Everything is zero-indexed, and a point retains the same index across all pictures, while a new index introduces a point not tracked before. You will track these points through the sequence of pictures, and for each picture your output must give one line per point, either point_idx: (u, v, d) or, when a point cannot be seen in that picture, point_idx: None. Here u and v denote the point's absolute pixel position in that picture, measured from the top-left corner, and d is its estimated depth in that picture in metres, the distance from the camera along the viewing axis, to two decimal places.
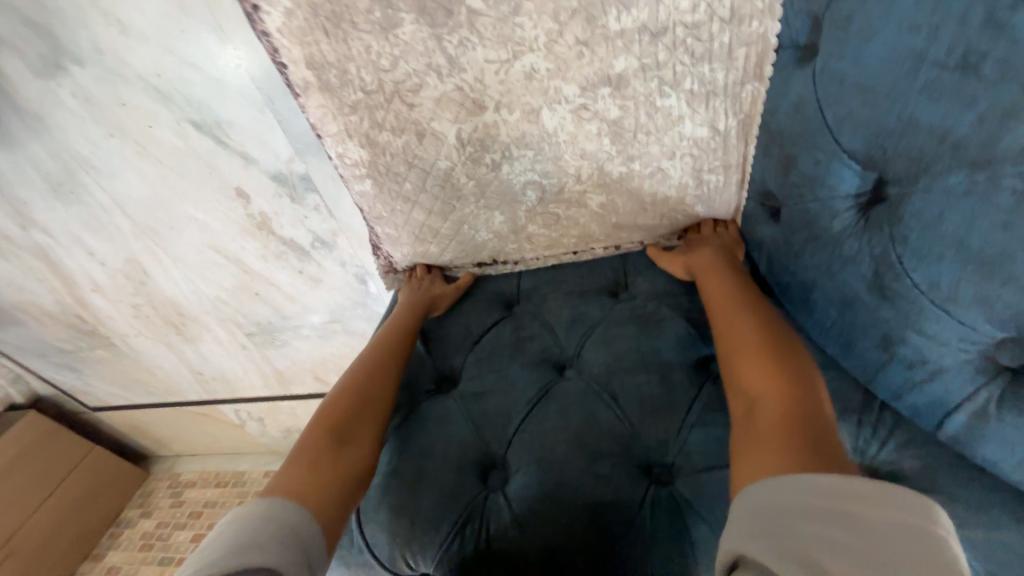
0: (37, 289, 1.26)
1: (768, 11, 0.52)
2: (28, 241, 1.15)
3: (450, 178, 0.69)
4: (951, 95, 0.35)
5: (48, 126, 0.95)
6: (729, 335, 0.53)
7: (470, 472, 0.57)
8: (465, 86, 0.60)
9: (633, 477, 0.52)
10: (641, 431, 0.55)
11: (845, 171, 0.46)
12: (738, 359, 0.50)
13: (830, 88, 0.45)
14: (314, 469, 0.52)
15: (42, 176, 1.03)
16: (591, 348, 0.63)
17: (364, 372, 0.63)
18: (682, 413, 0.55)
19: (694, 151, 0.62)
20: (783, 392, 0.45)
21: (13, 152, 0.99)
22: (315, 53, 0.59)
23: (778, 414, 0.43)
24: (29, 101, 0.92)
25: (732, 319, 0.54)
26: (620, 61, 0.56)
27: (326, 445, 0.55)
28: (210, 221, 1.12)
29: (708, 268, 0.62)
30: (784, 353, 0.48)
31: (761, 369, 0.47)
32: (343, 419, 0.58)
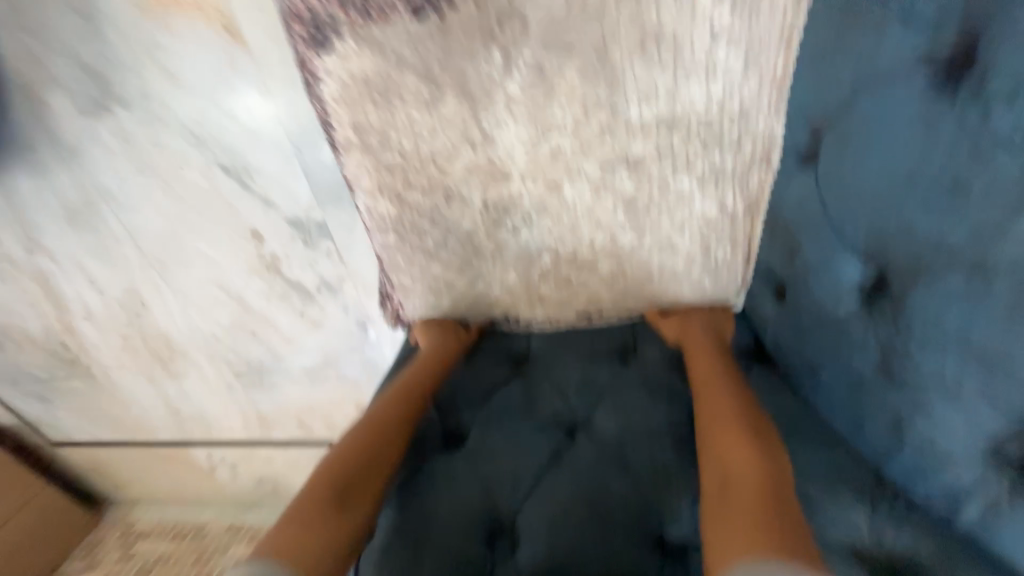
0: (29, 312, 1.24)
1: (773, 111, 0.58)
2: (32, 264, 1.16)
3: (471, 237, 0.73)
4: (945, 209, 0.39)
5: (80, 158, 1.00)
6: (708, 411, 0.55)
7: (478, 539, 0.55)
8: (495, 158, 0.66)
9: (647, 553, 0.51)
10: (654, 504, 0.54)
11: (847, 263, 0.50)
12: (718, 439, 0.51)
13: (833, 189, 0.50)
14: (318, 524, 0.51)
15: (63, 204, 1.06)
16: (602, 413, 0.64)
17: (376, 423, 0.62)
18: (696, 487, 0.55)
19: (703, 226, 0.66)
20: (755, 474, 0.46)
21: (40, 180, 1.03)
22: (361, 118, 0.65)
23: (749, 496, 0.45)
24: (69, 134, 0.97)
25: (712, 390, 0.57)
26: (638, 146, 0.62)
27: (331, 497, 0.53)
28: (219, 258, 1.14)
29: (697, 341, 0.66)
30: (760, 435, 0.50)
31: (736, 447, 0.49)
32: (348, 468, 0.56)
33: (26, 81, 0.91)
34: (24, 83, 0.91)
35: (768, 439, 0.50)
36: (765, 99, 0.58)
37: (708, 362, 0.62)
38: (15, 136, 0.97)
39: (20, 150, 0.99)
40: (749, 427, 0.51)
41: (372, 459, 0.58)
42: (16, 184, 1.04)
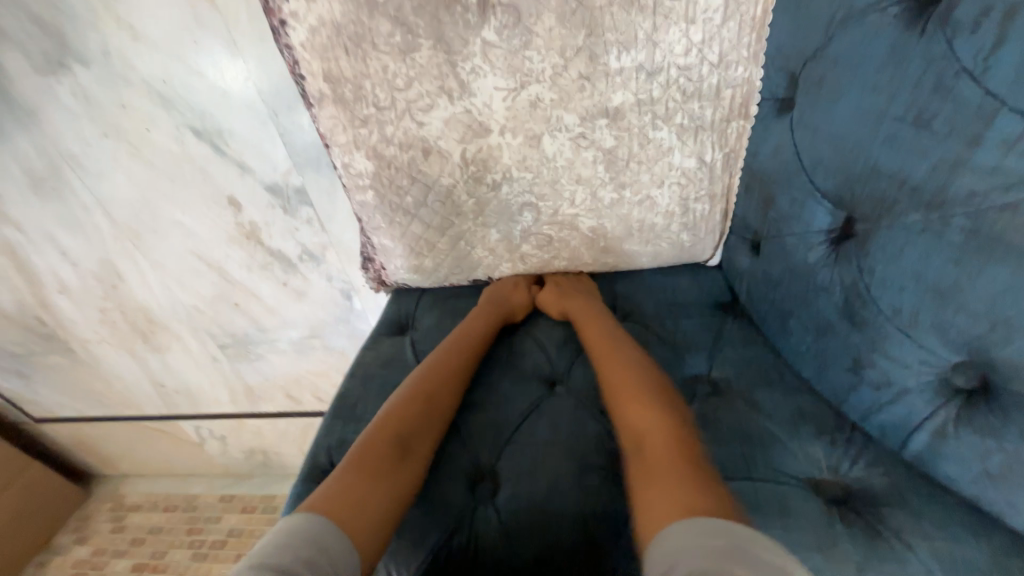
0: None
1: (752, 60, 0.58)
2: None
3: (451, 195, 0.73)
4: (908, 146, 0.40)
5: (40, 121, 0.95)
6: (608, 370, 0.58)
7: (459, 484, 0.56)
8: (474, 110, 0.64)
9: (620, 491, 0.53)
10: None
11: (817, 209, 0.51)
12: (624, 397, 0.54)
13: (805, 136, 0.50)
14: (376, 480, 0.51)
15: (25, 170, 1.01)
16: (580, 367, 0.65)
17: (427, 385, 0.61)
18: None
19: (683, 181, 0.67)
20: (663, 427, 0.50)
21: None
22: (333, 67, 0.63)
23: (661, 450, 0.48)
24: (25, 94, 0.92)
25: (610, 350, 0.61)
26: (618, 96, 0.61)
27: (388, 454, 0.54)
28: (196, 226, 1.11)
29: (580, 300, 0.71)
30: (660, 392, 0.54)
31: (644, 406, 0.52)
32: (403, 430, 0.56)
33: None
34: None
35: (668, 394, 0.54)
36: (743, 47, 0.57)
37: (602, 323, 0.65)
38: None
39: None
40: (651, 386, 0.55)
41: (425, 419, 0.58)
42: None
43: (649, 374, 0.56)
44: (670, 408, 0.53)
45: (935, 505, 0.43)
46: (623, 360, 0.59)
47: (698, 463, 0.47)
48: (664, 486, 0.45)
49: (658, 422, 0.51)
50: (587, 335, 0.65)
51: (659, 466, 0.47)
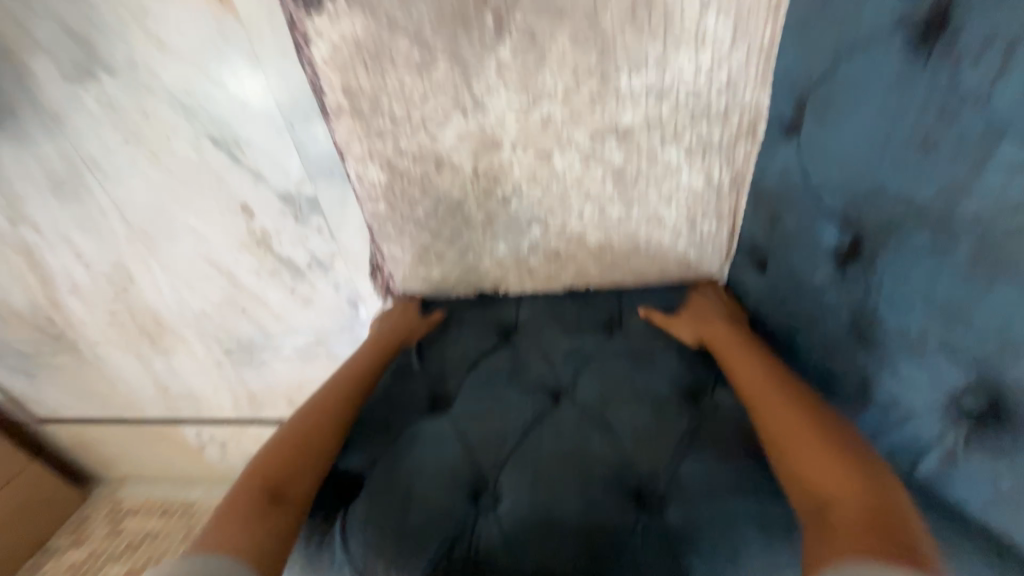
0: (13, 286, 1.23)
1: (761, 83, 0.59)
2: (16, 237, 1.14)
3: (461, 207, 0.74)
4: (914, 169, 0.41)
5: (65, 127, 0.98)
6: (767, 411, 0.51)
7: (461, 494, 0.56)
8: (487, 125, 0.66)
9: (622, 506, 0.53)
10: (633, 461, 0.56)
11: (825, 229, 0.51)
12: (789, 444, 0.47)
13: (812, 156, 0.51)
14: (260, 516, 0.49)
15: (47, 174, 1.04)
16: (586, 380, 0.65)
17: (315, 415, 0.61)
18: (674, 445, 0.57)
19: (690, 199, 0.68)
20: (846, 481, 0.42)
21: (24, 149, 1.01)
22: (352, 82, 0.65)
23: (850, 509, 0.40)
24: (53, 101, 0.95)
25: (767, 388, 0.53)
26: (627, 115, 0.62)
27: (264, 492, 0.52)
28: (209, 232, 1.14)
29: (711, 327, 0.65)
30: (846, 437, 0.46)
31: (819, 456, 0.45)
32: (283, 465, 0.55)
33: (7, 43, 0.89)
34: (6, 46, 0.89)
35: (844, 440, 0.46)
36: (752, 70, 0.58)
37: (754, 358, 0.58)
38: None
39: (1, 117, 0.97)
40: (832, 430, 0.47)
41: (307, 451, 0.57)
42: None
43: (817, 418, 0.48)
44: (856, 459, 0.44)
45: (947, 533, 0.42)
46: (778, 399, 0.52)
47: (896, 527, 0.38)
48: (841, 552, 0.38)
49: (835, 476, 0.43)
50: (737, 368, 0.58)
51: (841, 526, 0.39)
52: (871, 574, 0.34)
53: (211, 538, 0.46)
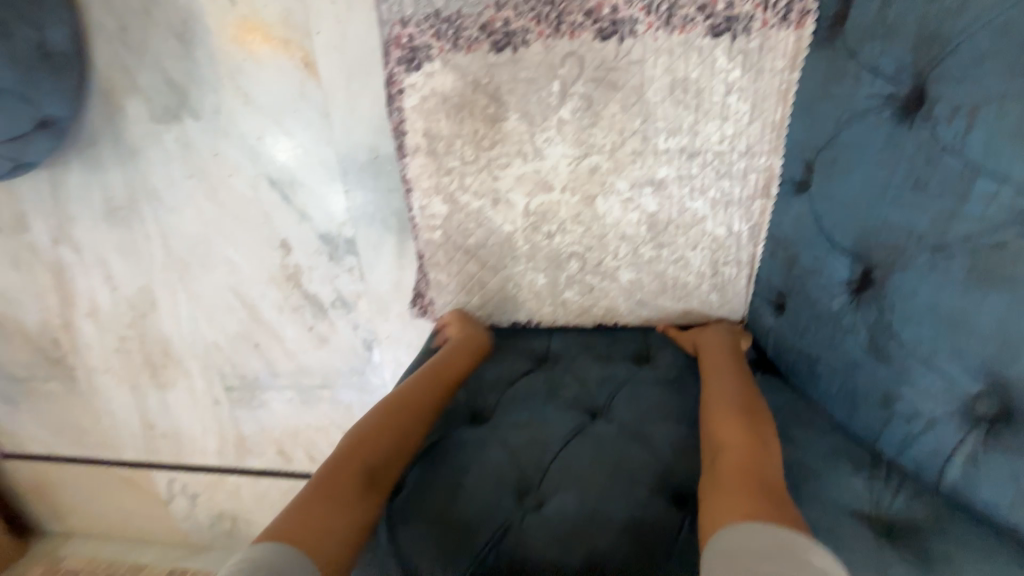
0: (31, 304, 1.29)
1: (774, 151, 0.71)
2: (53, 254, 1.23)
3: (509, 240, 0.84)
4: (911, 204, 0.51)
5: (137, 158, 1.12)
6: (710, 398, 0.62)
7: (507, 491, 0.58)
8: (542, 170, 0.78)
9: (667, 508, 0.55)
10: (674, 469, 0.59)
11: (836, 264, 0.60)
12: (716, 420, 0.58)
13: (822, 203, 0.61)
14: (348, 507, 0.52)
15: (106, 197, 1.16)
16: (620, 400, 0.69)
17: (402, 410, 0.64)
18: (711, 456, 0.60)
19: (713, 246, 0.78)
20: (747, 447, 0.53)
21: (92, 175, 1.14)
22: (433, 127, 0.79)
23: (737, 463, 0.51)
24: (135, 137, 1.11)
25: (721, 382, 0.64)
26: (662, 170, 0.75)
27: (354, 481, 0.54)
28: (243, 265, 1.22)
29: (713, 341, 0.73)
30: (760, 421, 0.56)
31: (733, 429, 0.55)
32: (370, 460, 0.57)
33: (112, 86, 1.06)
34: (110, 87, 1.06)
35: (760, 422, 0.56)
36: (767, 141, 0.71)
37: (721, 362, 0.68)
38: (82, 136, 1.11)
39: (84, 147, 1.12)
40: (753, 414, 0.57)
41: (393, 449, 0.59)
42: (69, 177, 1.15)
43: (749, 406, 0.59)
44: (758, 434, 0.55)
45: (984, 539, 0.45)
46: (722, 389, 0.62)
47: (770, 482, 0.49)
48: (724, 497, 0.48)
49: (741, 443, 0.53)
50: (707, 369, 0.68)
51: (730, 475, 0.50)
52: (750, 526, 0.42)
53: (309, 515, 0.49)
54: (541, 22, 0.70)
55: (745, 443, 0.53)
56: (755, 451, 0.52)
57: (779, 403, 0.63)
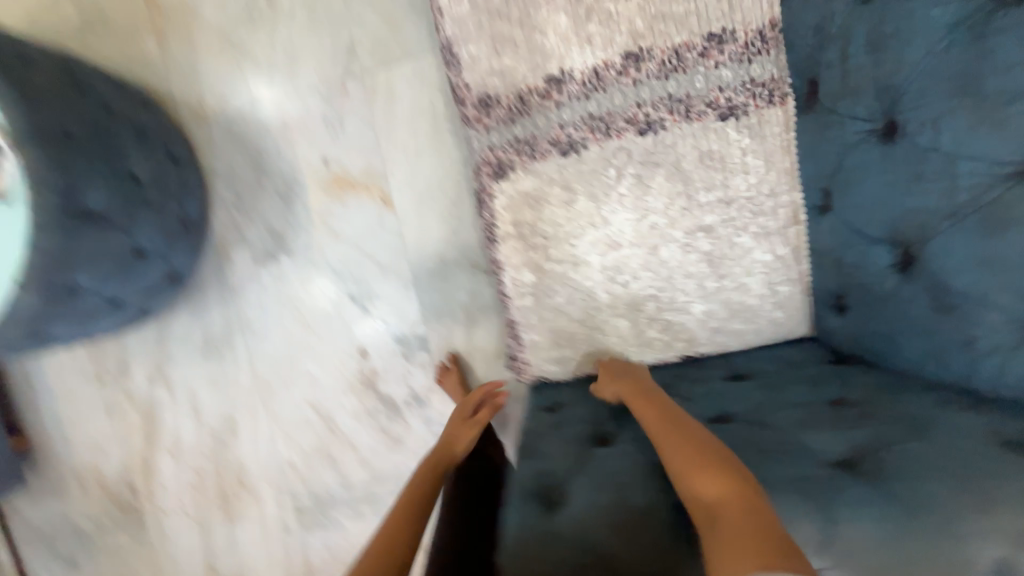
0: (119, 452, 1.81)
1: (794, 188, 0.91)
2: (147, 398, 1.79)
3: (592, 294, 1.00)
4: (916, 188, 0.66)
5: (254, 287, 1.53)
6: (672, 452, 0.66)
7: (668, 477, 0.72)
8: (611, 234, 0.97)
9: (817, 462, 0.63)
10: (807, 436, 0.68)
11: (877, 250, 0.74)
12: (688, 472, 0.62)
13: (847, 208, 0.78)
14: None
15: (203, 344, 1.75)
16: (732, 400, 0.81)
17: (384, 547, 0.73)
18: (835, 420, 0.69)
19: (766, 270, 0.93)
20: (726, 493, 0.58)
21: (183, 345, 1.75)
22: (519, 217, 1.01)
23: (729, 517, 0.55)
24: (211, 313, 1.74)
25: (668, 433, 0.70)
26: (709, 217, 0.94)
27: None
28: (323, 378, 1.72)
29: (629, 390, 0.85)
30: (721, 458, 0.62)
31: (707, 478, 0.60)
32: None
33: (201, 288, 1.72)
34: (222, 242, 1.69)
35: (723, 461, 0.62)
36: (786, 183, 0.91)
37: (661, 412, 0.75)
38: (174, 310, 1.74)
39: (176, 325, 1.75)
40: (712, 455, 0.63)
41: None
42: (169, 347, 1.76)
43: (702, 448, 0.65)
44: (729, 473, 0.60)
45: None
46: (678, 441, 0.68)
47: (758, 526, 0.54)
48: (737, 559, 0.51)
49: (719, 491, 0.58)
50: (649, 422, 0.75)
51: (729, 530, 0.54)
52: None
53: None
54: (594, 131, 0.96)
55: (723, 489, 0.58)
56: (733, 492, 0.58)
57: (868, 381, 0.75)
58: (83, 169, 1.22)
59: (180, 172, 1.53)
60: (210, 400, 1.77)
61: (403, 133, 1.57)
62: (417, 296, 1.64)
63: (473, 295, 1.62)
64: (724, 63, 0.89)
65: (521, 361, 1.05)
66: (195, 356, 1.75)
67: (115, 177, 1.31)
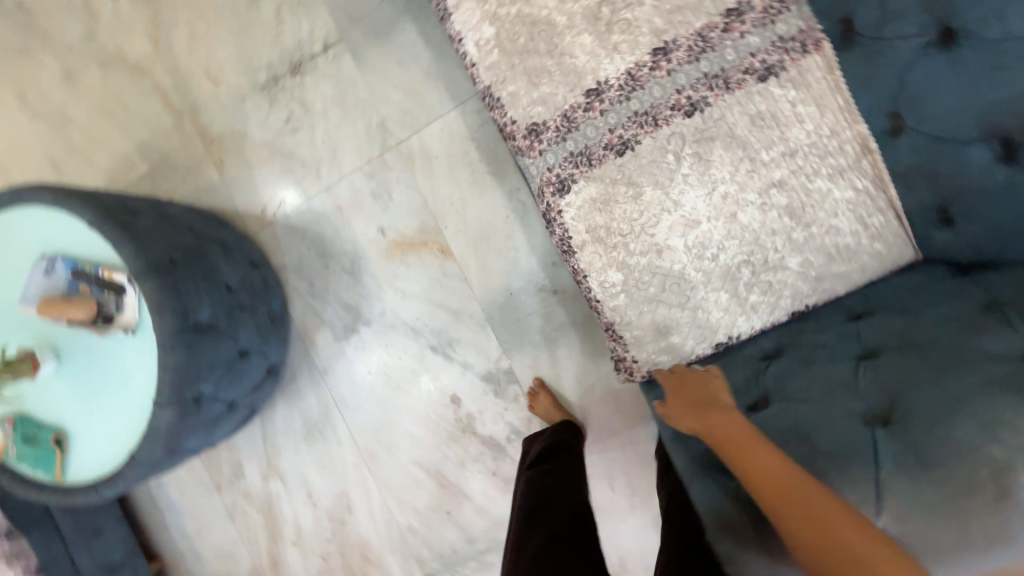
0: (248, 553, 1.87)
1: (855, 121, 0.92)
2: (264, 493, 1.86)
3: (683, 276, 1.02)
4: (1004, 77, 0.69)
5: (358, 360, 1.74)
6: (792, 499, 0.69)
7: (854, 419, 0.77)
8: (686, 214, 1.01)
9: (1004, 362, 0.67)
10: (979, 340, 0.71)
11: (975, 149, 0.75)
12: (814, 521, 0.67)
13: (928, 121, 0.80)
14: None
15: (305, 429, 1.83)
16: (873, 336, 0.85)
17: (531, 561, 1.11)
18: (999, 321, 0.71)
19: (852, 206, 0.93)
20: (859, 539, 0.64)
21: (287, 434, 1.84)
22: (592, 223, 1.05)
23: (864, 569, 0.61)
24: (306, 397, 1.82)
25: (783, 474, 0.72)
26: (778, 172, 0.96)
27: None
28: (423, 434, 1.75)
29: (717, 415, 0.86)
30: (840, 505, 0.67)
31: (838, 524, 0.65)
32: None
33: (293, 376, 1.82)
34: (305, 329, 1.81)
35: (842, 509, 0.67)
36: (845, 118, 0.92)
37: (763, 448, 0.77)
38: (273, 403, 1.84)
39: (277, 417, 1.84)
40: (833, 503, 0.68)
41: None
42: (276, 439, 1.84)
43: (823, 495, 0.69)
44: (852, 521, 0.65)
45: None
46: (796, 484, 0.71)
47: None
48: None
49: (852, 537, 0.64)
50: (754, 458, 0.76)
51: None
52: None
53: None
54: (642, 126, 1.01)
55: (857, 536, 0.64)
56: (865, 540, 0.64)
57: (1006, 281, 0.75)
58: (190, 291, 1.36)
59: (261, 274, 1.69)
60: (323, 483, 1.82)
61: (446, 187, 1.69)
62: (494, 333, 1.70)
63: (546, 317, 1.67)
64: (749, 32, 0.95)
65: (630, 360, 1.06)
66: (300, 442, 1.83)
67: (215, 292, 1.45)
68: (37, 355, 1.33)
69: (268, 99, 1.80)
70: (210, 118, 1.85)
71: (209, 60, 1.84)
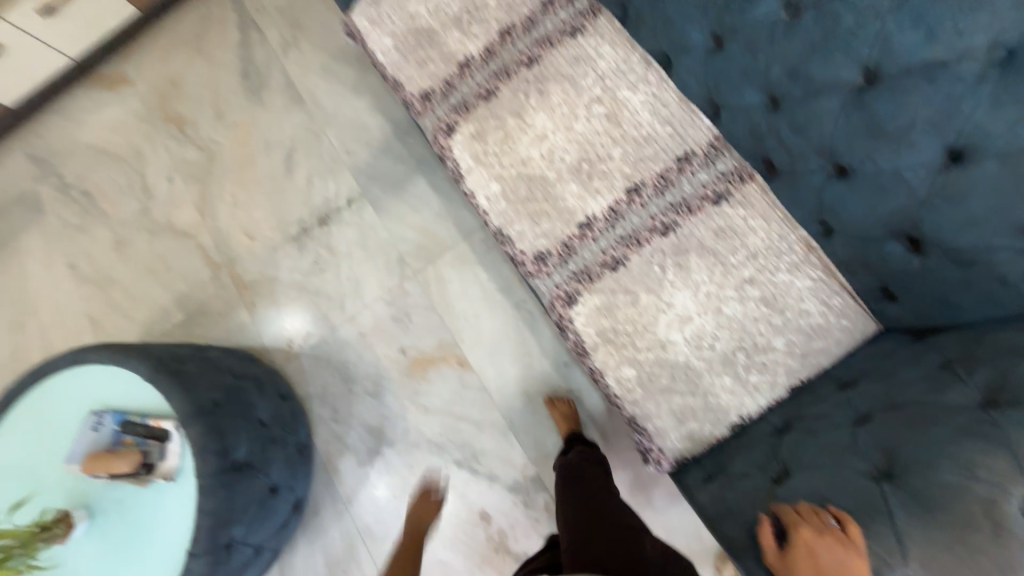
0: None
1: (796, 227, 1.16)
2: None
3: (688, 365, 1.16)
4: (887, 194, 0.94)
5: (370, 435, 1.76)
6: None
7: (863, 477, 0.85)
8: (679, 312, 1.18)
9: (967, 412, 0.79)
10: (945, 396, 0.83)
11: (890, 243, 0.97)
12: None
13: (848, 225, 1.03)
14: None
15: (329, 568, 1.73)
16: (863, 400, 0.96)
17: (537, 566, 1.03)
18: (951, 376, 0.84)
19: (813, 292, 1.13)
20: None
21: None
22: (600, 327, 1.22)
23: None
24: (330, 530, 1.76)
25: None
26: (747, 271, 1.17)
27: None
28: (455, 558, 1.68)
29: None
30: None
31: None
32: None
33: (316, 508, 1.78)
34: (329, 456, 1.83)
35: None
36: (788, 226, 1.17)
37: None
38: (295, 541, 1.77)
39: (299, 558, 1.75)
40: None
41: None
42: None
43: None
44: None
45: None
46: None
47: None
48: None
49: None
50: None
51: None
52: None
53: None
54: (629, 245, 1.24)
55: None
56: None
57: (951, 339, 0.91)
58: (232, 430, 1.43)
59: (289, 405, 1.77)
60: None
61: (460, 305, 1.89)
62: (517, 440, 1.75)
63: None
64: (697, 170, 1.24)
65: (656, 450, 1.14)
66: None
67: (251, 428, 1.52)
68: (71, 514, 1.33)
69: (298, 247, 2.07)
70: (244, 267, 2.10)
71: (248, 220, 2.15)
